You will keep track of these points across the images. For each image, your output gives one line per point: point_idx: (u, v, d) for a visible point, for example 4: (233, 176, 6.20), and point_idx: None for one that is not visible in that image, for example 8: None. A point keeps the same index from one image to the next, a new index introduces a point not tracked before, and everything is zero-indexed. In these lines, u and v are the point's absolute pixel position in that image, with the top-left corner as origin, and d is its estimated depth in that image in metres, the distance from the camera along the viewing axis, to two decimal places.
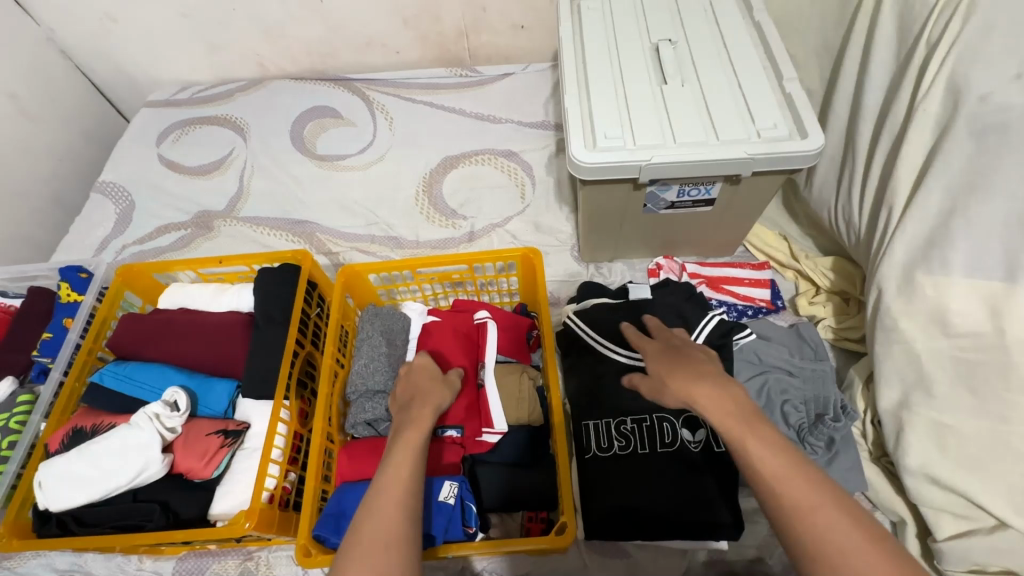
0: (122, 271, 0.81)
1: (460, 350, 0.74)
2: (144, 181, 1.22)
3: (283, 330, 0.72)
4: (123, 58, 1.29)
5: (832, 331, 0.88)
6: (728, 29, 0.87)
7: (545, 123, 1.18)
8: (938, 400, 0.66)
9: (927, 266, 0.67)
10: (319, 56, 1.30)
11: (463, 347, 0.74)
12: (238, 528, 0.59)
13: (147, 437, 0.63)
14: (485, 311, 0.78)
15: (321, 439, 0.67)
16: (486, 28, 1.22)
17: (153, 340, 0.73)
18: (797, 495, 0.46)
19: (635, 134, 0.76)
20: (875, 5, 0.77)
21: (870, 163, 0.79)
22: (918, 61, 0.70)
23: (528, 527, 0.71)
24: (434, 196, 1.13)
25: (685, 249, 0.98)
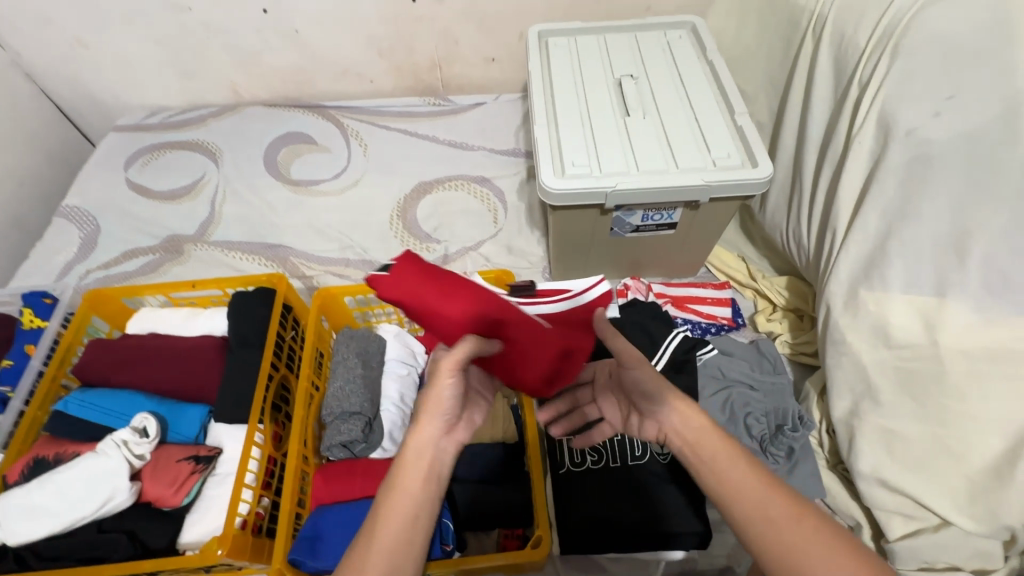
0: (89, 296, 0.79)
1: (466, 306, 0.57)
2: (111, 206, 1.20)
3: (258, 353, 0.72)
4: (93, 83, 1.29)
5: (788, 346, 0.93)
6: (684, 67, 0.93)
7: (516, 151, 1.23)
8: (884, 407, 0.71)
9: (869, 283, 0.73)
10: (294, 84, 1.32)
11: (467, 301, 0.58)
12: (211, 555, 0.58)
13: (114, 464, 0.61)
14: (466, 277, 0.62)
15: (296, 461, 0.68)
16: (459, 60, 1.28)
17: (120, 366, 0.72)
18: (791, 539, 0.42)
19: (601, 162, 0.81)
20: (814, 48, 0.85)
21: (815, 189, 0.85)
22: (853, 99, 0.78)
23: (504, 544, 0.72)
24: (409, 221, 1.15)
25: (652, 270, 1.03)
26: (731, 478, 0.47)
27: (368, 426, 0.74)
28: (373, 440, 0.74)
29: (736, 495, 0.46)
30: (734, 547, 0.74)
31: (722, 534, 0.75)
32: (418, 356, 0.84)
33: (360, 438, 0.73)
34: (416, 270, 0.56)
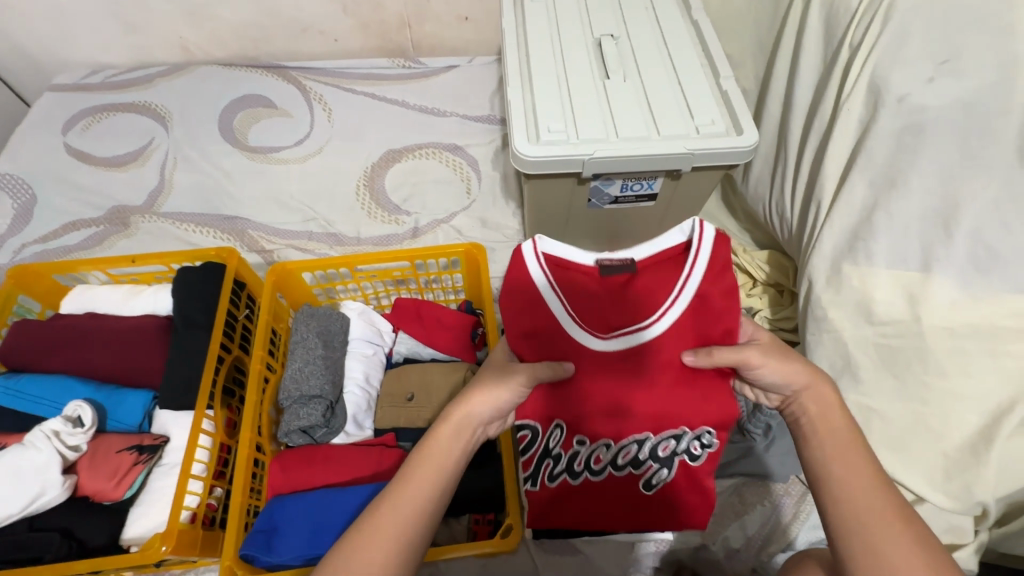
0: (14, 272, 0.72)
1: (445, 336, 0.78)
2: (48, 173, 1.10)
3: (206, 334, 0.66)
4: (21, 35, 1.16)
5: (768, 321, 0.91)
6: (669, 27, 0.88)
7: (491, 117, 1.16)
8: (864, 385, 0.70)
9: (853, 257, 0.71)
10: (250, 41, 1.21)
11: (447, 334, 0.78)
12: (154, 553, 0.53)
13: (45, 457, 0.56)
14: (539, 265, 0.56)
15: (250, 450, 0.63)
16: (429, 19, 1.19)
17: (52, 351, 0.66)
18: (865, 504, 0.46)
19: (578, 128, 0.75)
20: (804, 9, 0.80)
21: (800, 159, 0.82)
22: (843, 63, 0.73)
23: (474, 530, 0.70)
24: (376, 191, 1.09)
25: (630, 244, 0.99)
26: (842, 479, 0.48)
27: (329, 410, 0.70)
28: (336, 424, 0.70)
29: (842, 497, 0.47)
30: (709, 526, 0.73)
31: None
32: (385, 335, 0.80)
33: (322, 421, 0.69)
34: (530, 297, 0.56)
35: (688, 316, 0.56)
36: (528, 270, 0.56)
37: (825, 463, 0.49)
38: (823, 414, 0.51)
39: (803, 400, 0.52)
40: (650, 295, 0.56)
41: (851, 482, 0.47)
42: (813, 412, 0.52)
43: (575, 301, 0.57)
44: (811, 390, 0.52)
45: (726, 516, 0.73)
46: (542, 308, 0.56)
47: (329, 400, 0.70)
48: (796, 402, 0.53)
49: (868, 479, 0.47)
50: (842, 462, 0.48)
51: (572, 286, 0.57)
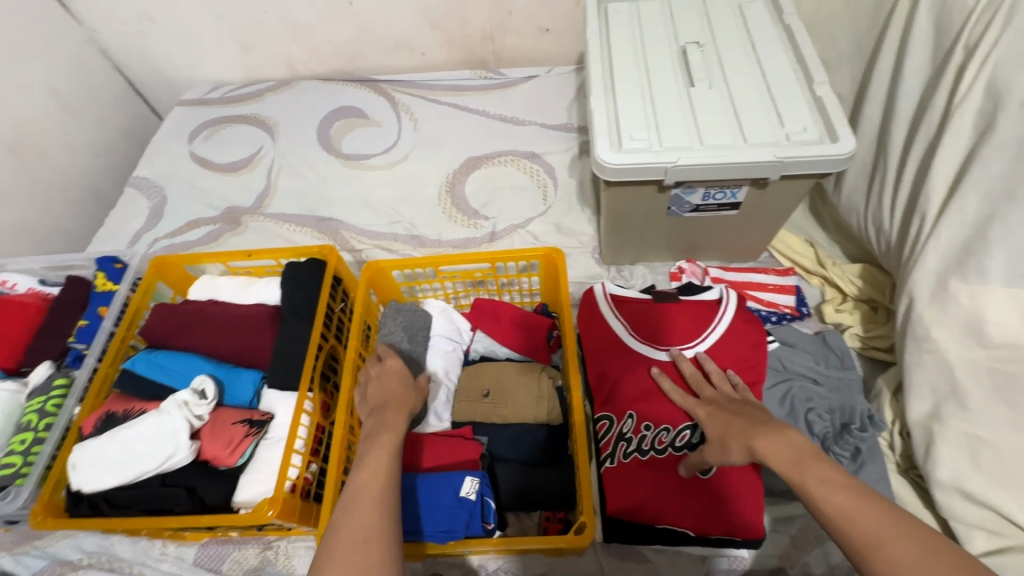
0: (156, 263, 0.83)
1: (521, 337, 0.81)
2: (177, 178, 1.25)
3: (309, 323, 0.73)
4: (160, 57, 1.33)
5: (859, 339, 0.86)
6: (757, 33, 0.86)
7: (568, 126, 1.19)
8: (972, 412, 0.64)
9: (962, 273, 0.65)
10: (347, 57, 1.32)
11: (522, 334, 0.81)
12: (262, 516, 0.60)
13: (176, 423, 0.64)
14: (603, 294, 0.79)
15: (343, 431, 0.69)
16: (512, 31, 1.23)
17: (183, 331, 0.75)
18: (861, 526, 0.42)
19: (661, 136, 0.76)
20: (910, 9, 0.76)
21: (902, 168, 0.77)
22: (956, 65, 0.69)
23: (545, 526, 0.71)
24: (457, 196, 1.14)
25: (709, 254, 0.97)
26: (827, 512, 0.45)
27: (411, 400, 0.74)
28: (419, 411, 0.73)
29: (843, 526, 0.43)
30: (788, 549, 0.70)
31: (776, 533, 0.71)
32: (463, 333, 0.84)
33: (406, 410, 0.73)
34: (594, 315, 0.79)
35: (714, 348, 0.74)
36: (595, 296, 0.80)
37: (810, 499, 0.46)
38: (779, 446, 0.51)
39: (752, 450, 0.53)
40: (686, 326, 0.76)
41: (841, 507, 0.44)
42: (764, 450, 0.52)
43: (629, 323, 0.77)
44: (750, 437, 0.54)
45: (806, 539, 0.70)
46: (603, 324, 0.78)
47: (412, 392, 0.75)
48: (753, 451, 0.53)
49: (848, 495, 0.44)
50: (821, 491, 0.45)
51: (628, 312, 0.78)
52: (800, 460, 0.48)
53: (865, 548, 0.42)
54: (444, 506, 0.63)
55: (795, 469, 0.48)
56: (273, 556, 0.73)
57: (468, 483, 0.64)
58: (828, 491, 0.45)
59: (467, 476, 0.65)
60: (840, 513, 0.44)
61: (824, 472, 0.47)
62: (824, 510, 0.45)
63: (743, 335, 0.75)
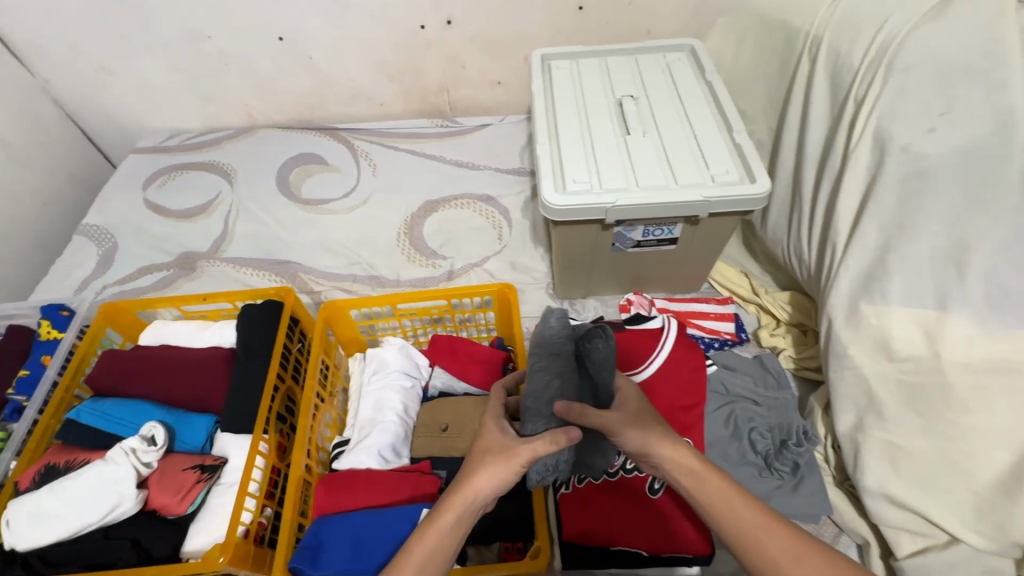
0: (105, 309, 0.82)
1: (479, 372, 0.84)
2: (129, 224, 1.24)
3: (265, 364, 0.73)
4: (116, 107, 1.35)
5: (792, 361, 0.93)
6: (683, 88, 0.96)
7: (521, 170, 1.26)
8: (888, 422, 0.70)
9: (869, 296, 0.73)
10: (306, 107, 1.37)
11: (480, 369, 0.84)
12: (212, 563, 0.58)
13: (122, 472, 0.63)
14: None
15: (300, 471, 0.69)
16: (465, 84, 1.32)
17: (134, 377, 0.74)
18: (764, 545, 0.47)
19: (601, 179, 0.83)
20: (810, 68, 0.87)
21: (814, 204, 0.86)
22: (849, 116, 0.79)
23: (505, 557, 0.72)
24: (415, 238, 1.18)
25: (654, 286, 1.03)
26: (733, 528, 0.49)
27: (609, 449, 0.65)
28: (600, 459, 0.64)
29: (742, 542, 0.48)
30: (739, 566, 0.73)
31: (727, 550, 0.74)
32: (421, 369, 0.86)
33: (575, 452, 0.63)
34: None
35: (662, 373, 0.79)
36: None
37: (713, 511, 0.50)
38: (687, 467, 0.52)
39: (663, 467, 0.53)
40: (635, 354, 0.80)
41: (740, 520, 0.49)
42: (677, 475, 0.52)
43: None
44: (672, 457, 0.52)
45: None
46: None
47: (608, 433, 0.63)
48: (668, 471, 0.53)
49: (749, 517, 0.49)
50: (732, 510, 0.49)
51: None
52: (720, 486, 0.51)
53: (766, 564, 0.47)
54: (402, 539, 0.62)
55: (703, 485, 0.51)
56: None
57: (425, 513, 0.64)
58: (732, 511, 0.49)
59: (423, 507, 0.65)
60: (746, 533, 0.48)
61: (731, 491, 0.50)
62: (729, 524, 0.49)
63: (687, 359, 0.81)
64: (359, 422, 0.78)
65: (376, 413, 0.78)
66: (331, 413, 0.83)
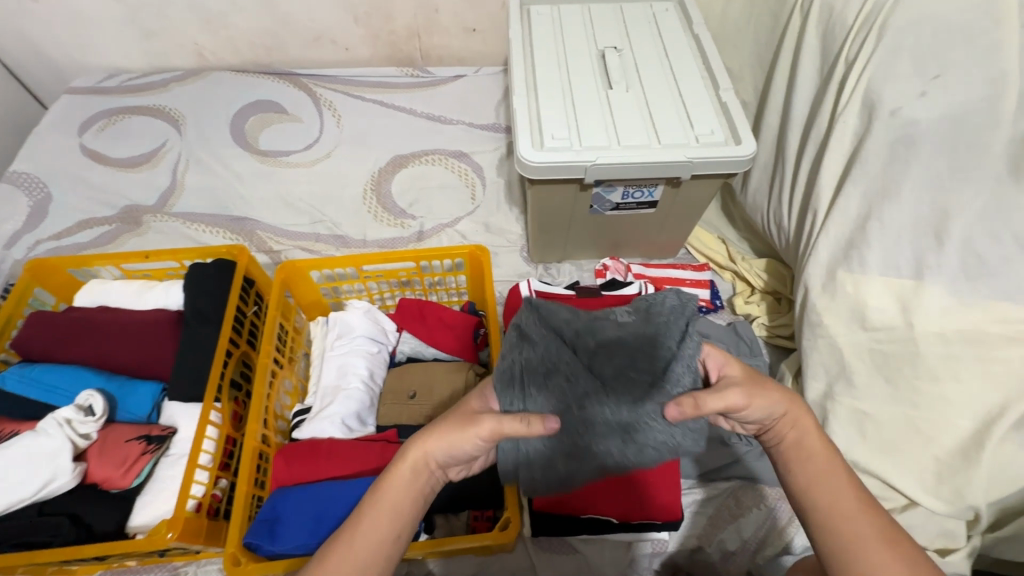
0: (31, 266, 0.74)
1: (451, 339, 0.80)
2: (64, 173, 1.12)
3: (217, 328, 0.68)
4: (43, 40, 1.20)
5: (765, 328, 0.93)
6: (670, 41, 0.90)
7: (496, 126, 1.19)
8: (858, 389, 0.71)
9: (847, 265, 0.72)
10: (263, 49, 1.25)
11: (452, 336, 0.80)
12: (160, 539, 0.55)
13: (56, 444, 0.57)
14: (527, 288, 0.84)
15: (256, 442, 0.65)
16: (438, 30, 1.22)
17: (66, 342, 0.67)
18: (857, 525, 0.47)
19: (581, 136, 0.78)
20: (801, 24, 0.82)
21: (797, 169, 0.84)
22: (839, 78, 0.76)
23: (473, 526, 0.70)
24: (383, 195, 1.11)
25: (630, 251, 1.01)
26: (828, 495, 0.49)
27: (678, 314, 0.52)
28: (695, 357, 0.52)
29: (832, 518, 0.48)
30: (706, 528, 0.74)
31: (695, 514, 0.75)
32: (388, 334, 0.82)
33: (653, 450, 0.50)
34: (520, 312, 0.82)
35: None
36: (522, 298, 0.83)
37: (802, 473, 0.50)
38: (803, 430, 0.52)
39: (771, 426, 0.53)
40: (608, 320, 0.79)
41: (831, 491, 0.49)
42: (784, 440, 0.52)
43: None
44: (792, 427, 0.52)
45: (721, 517, 0.75)
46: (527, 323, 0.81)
47: (648, 318, 0.52)
48: (774, 429, 0.52)
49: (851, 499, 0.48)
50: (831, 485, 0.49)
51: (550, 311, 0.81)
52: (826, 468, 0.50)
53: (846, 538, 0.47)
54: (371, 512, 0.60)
55: (808, 448, 0.51)
56: None
57: None
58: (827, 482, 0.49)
59: None
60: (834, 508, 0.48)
61: (833, 470, 0.50)
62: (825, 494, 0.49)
63: None
64: (321, 390, 0.75)
65: (340, 379, 0.75)
66: (291, 379, 0.79)
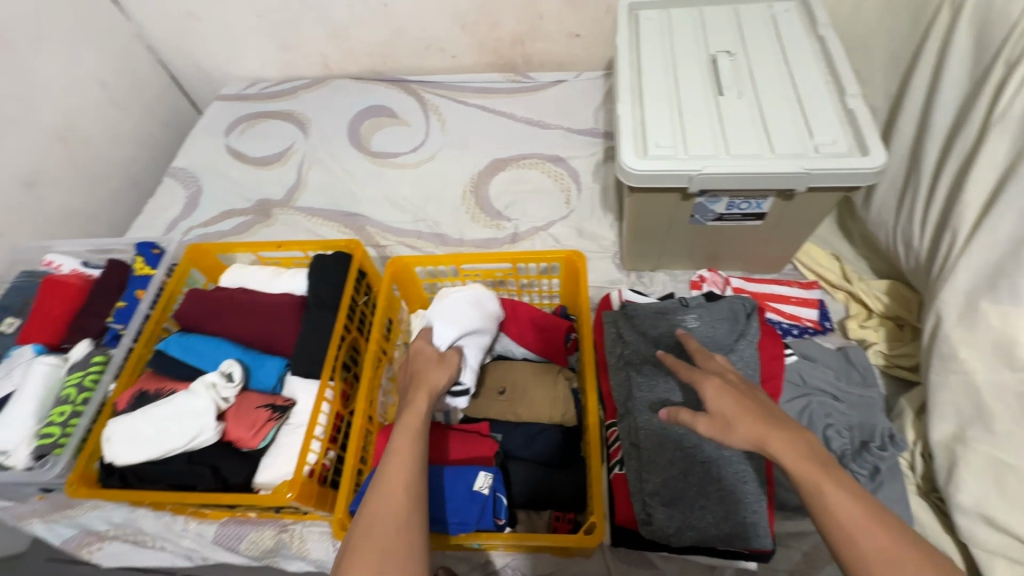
0: (191, 250, 0.87)
1: (537, 344, 0.82)
2: (213, 169, 1.29)
3: (334, 313, 0.75)
4: (202, 54, 1.38)
5: (883, 356, 0.84)
6: (790, 44, 0.85)
7: (594, 131, 1.19)
8: (998, 436, 0.62)
9: (993, 294, 0.64)
10: (380, 57, 1.35)
11: (540, 341, 0.82)
12: (280, 497, 0.62)
13: (204, 404, 0.67)
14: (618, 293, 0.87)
15: (362, 420, 0.71)
16: (542, 36, 1.25)
17: (212, 316, 0.78)
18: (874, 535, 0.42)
19: (687, 144, 0.76)
20: (950, 20, 0.74)
21: (935, 184, 0.76)
22: (995, 82, 0.67)
23: (555, 526, 0.71)
24: (481, 197, 1.16)
25: (730, 264, 0.96)
26: (835, 512, 0.43)
27: (734, 321, 0.75)
28: (752, 352, 0.72)
29: (853, 536, 0.42)
30: (800, 565, 0.69)
31: (788, 548, 0.71)
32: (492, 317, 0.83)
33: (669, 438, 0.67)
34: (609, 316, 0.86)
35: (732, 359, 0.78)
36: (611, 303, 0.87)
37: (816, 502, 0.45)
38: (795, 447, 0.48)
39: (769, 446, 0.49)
40: None
41: (859, 523, 0.43)
42: (779, 449, 0.48)
43: None
44: (764, 428, 0.49)
45: (819, 556, 0.69)
46: None
47: (708, 320, 0.75)
48: (771, 444, 0.48)
49: (860, 510, 0.43)
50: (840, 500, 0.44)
51: None
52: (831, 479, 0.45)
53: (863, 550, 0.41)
54: (459, 499, 0.64)
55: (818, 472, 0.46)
56: (287, 539, 0.77)
57: (481, 478, 0.66)
58: (849, 509, 0.43)
59: (479, 471, 0.66)
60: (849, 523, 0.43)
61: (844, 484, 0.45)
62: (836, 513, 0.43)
63: (765, 343, 0.76)
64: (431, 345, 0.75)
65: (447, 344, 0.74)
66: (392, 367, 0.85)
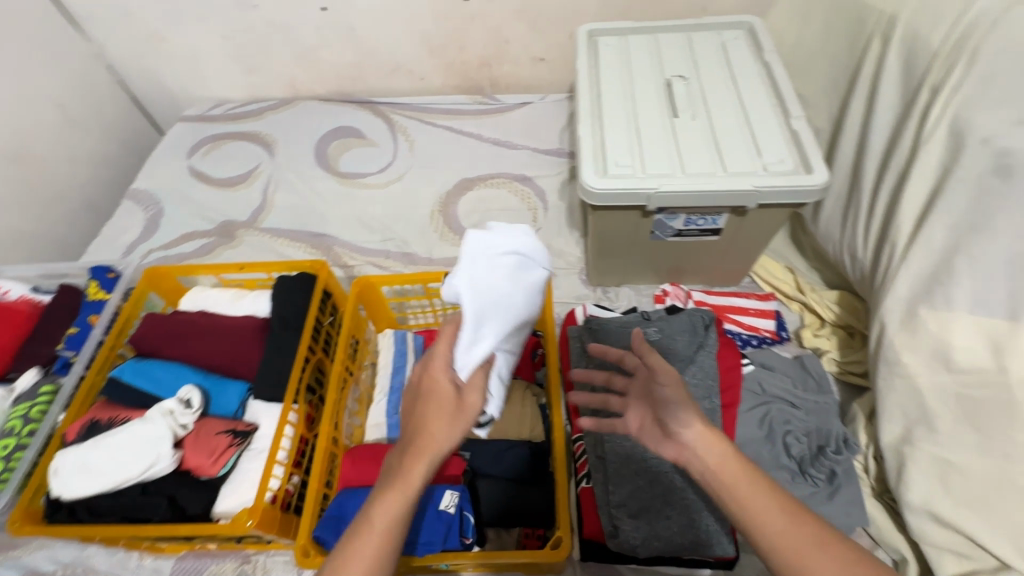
0: (150, 273, 0.86)
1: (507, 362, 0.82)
2: (175, 191, 1.27)
3: (298, 335, 0.75)
4: (165, 76, 1.37)
5: (836, 364, 0.88)
6: (739, 70, 0.90)
7: (559, 151, 1.23)
8: (941, 436, 0.66)
9: (930, 301, 0.68)
10: (347, 79, 1.36)
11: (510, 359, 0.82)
12: (241, 526, 0.60)
13: (160, 431, 0.65)
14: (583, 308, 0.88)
15: (327, 442, 0.70)
16: (507, 59, 1.28)
17: (170, 341, 0.76)
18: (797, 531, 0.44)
19: (645, 164, 0.79)
20: (882, 48, 0.80)
21: (875, 199, 0.81)
22: (922, 105, 0.72)
23: (524, 543, 0.71)
24: (449, 216, 1.17)
25: (692, 278, 1.00)
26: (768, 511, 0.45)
27: (694, 332, 0.77)
28: (711, 363, 0.75)
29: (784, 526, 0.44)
30: None
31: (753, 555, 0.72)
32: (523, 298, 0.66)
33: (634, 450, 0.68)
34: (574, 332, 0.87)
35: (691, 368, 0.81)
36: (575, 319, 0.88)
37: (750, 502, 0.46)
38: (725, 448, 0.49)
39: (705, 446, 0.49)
40: None
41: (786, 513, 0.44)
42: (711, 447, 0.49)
43: None
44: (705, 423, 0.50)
45: None
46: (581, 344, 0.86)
47: (669, 333, 0.77)
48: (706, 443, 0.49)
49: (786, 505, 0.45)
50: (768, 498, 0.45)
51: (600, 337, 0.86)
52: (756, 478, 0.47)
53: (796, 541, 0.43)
54: (425, 519, 0.64)
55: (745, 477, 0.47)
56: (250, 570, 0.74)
57: (447, 497, 0.65)
58: (778, 510, 0.45)
59: (446, 490, 0.66)
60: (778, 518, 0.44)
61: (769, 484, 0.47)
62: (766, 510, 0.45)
63: (724, 354, 0.79)
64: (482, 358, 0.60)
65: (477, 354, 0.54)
66: (359, 388, 0.85)
